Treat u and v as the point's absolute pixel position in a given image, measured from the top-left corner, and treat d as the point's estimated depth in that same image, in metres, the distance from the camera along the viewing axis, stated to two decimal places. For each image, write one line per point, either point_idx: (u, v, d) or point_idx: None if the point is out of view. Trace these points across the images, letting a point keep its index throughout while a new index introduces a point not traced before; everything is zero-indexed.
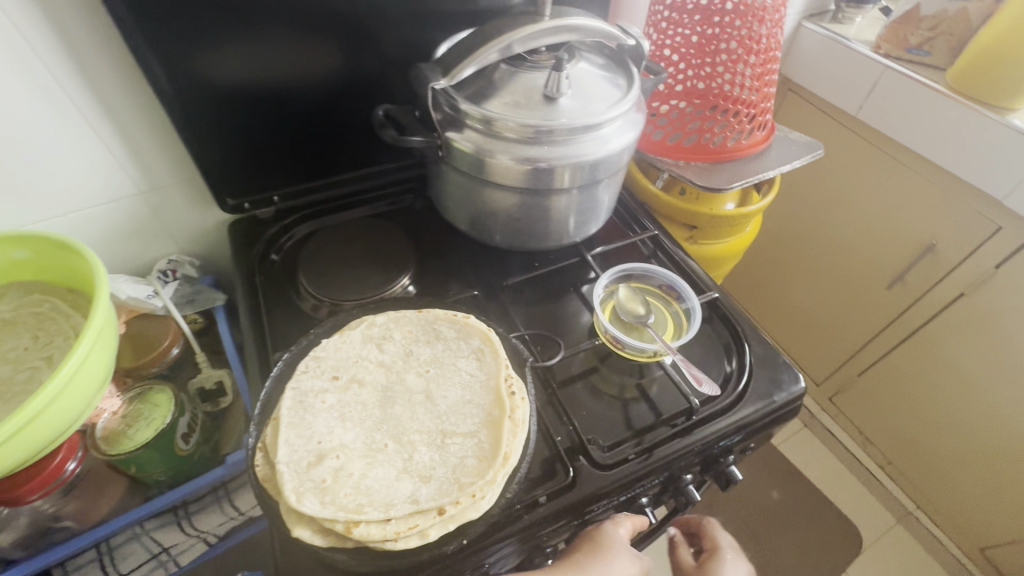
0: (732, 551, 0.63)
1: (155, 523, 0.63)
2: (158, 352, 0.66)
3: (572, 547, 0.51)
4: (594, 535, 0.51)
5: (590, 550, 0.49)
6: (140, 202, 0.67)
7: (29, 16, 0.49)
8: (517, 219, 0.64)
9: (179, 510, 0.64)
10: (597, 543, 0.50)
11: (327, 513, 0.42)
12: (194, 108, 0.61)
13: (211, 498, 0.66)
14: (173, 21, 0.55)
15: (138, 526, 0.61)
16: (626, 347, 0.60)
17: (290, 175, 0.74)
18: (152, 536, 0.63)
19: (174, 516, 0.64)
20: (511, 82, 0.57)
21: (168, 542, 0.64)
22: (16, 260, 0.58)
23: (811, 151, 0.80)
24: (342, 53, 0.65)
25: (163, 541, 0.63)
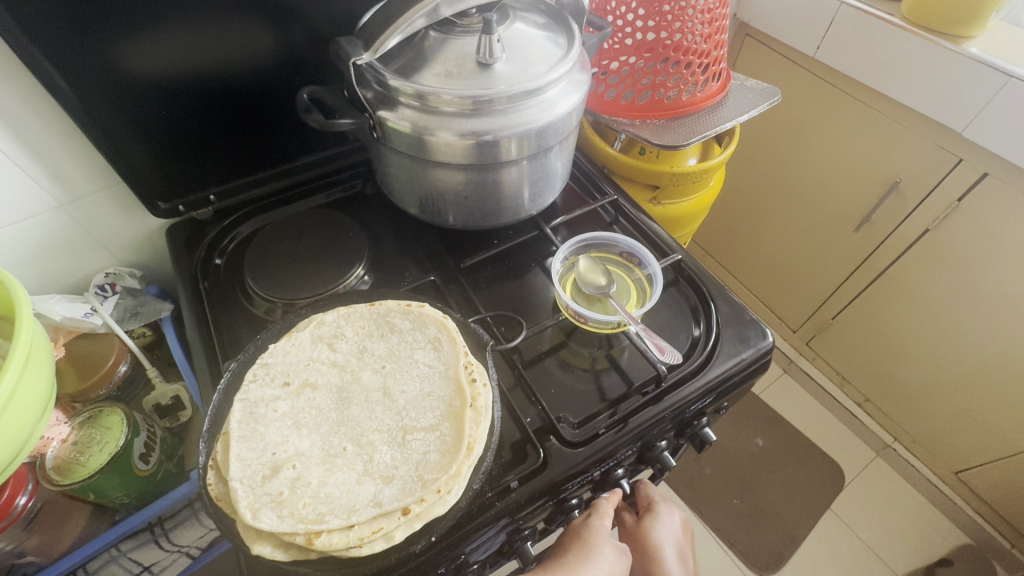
0: (664, 502, 0.64)
1: (132, 543, 0.61)
2: (105, 372, 0.63)
3: (562, 546, 0.54)
4: (581, 531, 0.54)
5: (580, 551, 0.52)
6: (62, 216, 0.62)
7: None
8: (467, 198, 0.61)
9: (156, 528, 0.63)
10: (586, 542, 0.53)
11: (287, 526, 0.40)
12: (104, 107, 0.56)
13: (187, 512, 0.64)
14: (64, 14, 0.49)
15: (113, 549, 0.60)
16: (589, 320, 0.58)
17: (226, 170, 0.69)
18: (130, 557, 0.61)
19: (151, 534, 0.62)
20: (442, 51, 0.53)
21: (147, 560, 0.63)
22: None
23: (769, 97, 0.78)
24: (264, 34, 0.60)
25: (142, 559, 0.62)
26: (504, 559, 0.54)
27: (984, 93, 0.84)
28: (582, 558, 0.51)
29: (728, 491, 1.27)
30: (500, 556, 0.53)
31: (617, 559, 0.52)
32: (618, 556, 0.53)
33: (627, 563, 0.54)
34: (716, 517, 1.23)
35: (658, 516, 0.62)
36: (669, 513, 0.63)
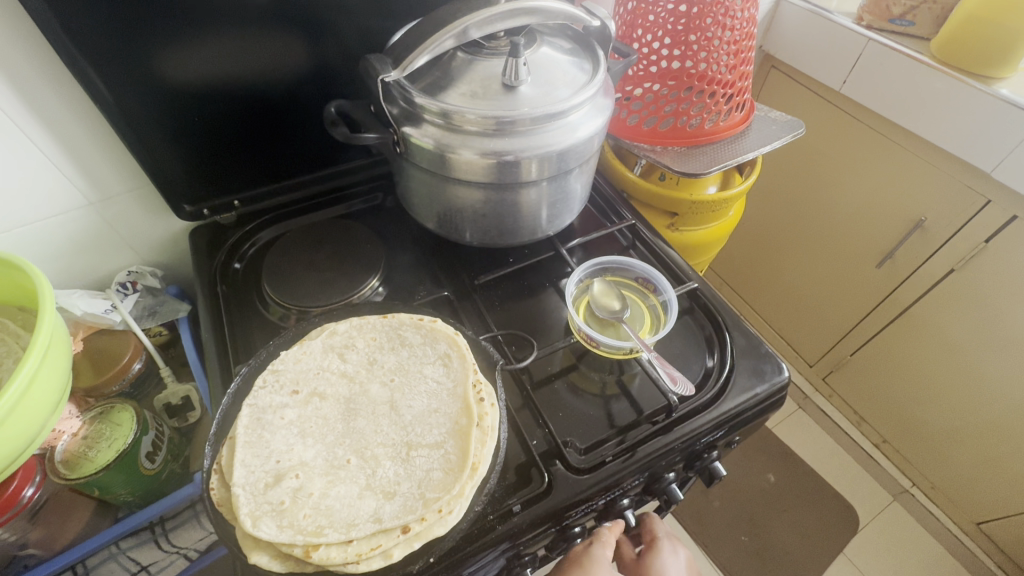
0: (669, 538, 0.62)
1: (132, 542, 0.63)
2: (118, 369, 0.62)
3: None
4: (580, 557, 0.53)
5: None
6: (92, 213, 0.64)
7: None
8: (485, 216, 0.61)
9: (157, 528, 0.64)
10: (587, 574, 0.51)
11: (285, 536, 0.40)
12: (138, 111, 0.58)
13: (188, 513, 0.66)
14: (108, 23, 0.51)
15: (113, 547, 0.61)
16: (601, 345, 0.57)
17: (253, 176, 0.70)
18: (129, 556, 0.63)
19: (151, 534, 0.64)
20: (469, 71, 0.53)
21: (146, 560, 0.65)
22: None
23: (792, 129, 0.77)
24: (297, 47, 0.62)
25: (141, 559, 0.64)
26: None
27: (1014, 135, 0.83)
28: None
29: (736, 527, 1.24)
30: None
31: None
32: None
33: None
34: (722, 554, 1.19)
35: (659, 551, 0.60)
36: (675, 551, 0.61)
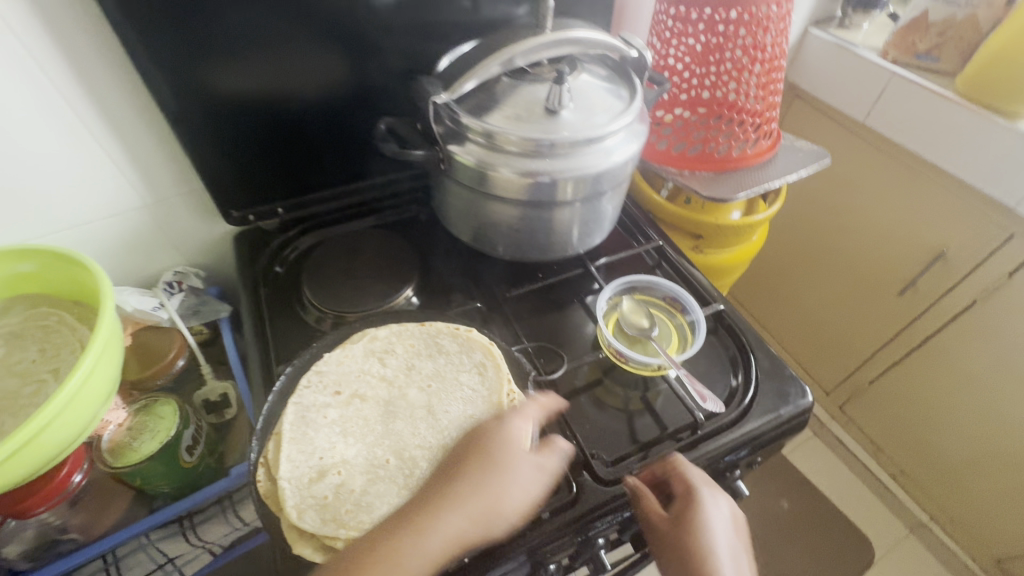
0: (707, 484, 0.50)
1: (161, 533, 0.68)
2: (163, 364, 0.65)
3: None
4: (477, 443, 0.45)
5: (472, 468, 0.43)
6: (146, 214, 0.67)
7: (45, 41, 0.51)
8: (519, 232, 0.64)
9: (184, 522, 0.68)
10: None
11: (328, 529, 0.42)
12: (198, 121, 0.62)
13: (214, 508, 0.70)
14: (179, 38, 0.55)
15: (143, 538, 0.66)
16: (629, 361, 0.59)
17: (296, 186, 0.74)
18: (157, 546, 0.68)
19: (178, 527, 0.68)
20: (513, 95, 0.56)
21: (172, 553, 0.69)
22: (22, 273, 0.60)
23: (817, 159, 0.79)
24: (346, 65, 0.66)
25: (167, 551, 0.68)
26: None
27: None
28: (511, 479, 0.43)
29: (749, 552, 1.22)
30: None
31: (534, 472, 0.44)
32: (531, 472, 0.44)
33: (547, 477, 0.45)
34: None
35: (703, 507, 0.48)
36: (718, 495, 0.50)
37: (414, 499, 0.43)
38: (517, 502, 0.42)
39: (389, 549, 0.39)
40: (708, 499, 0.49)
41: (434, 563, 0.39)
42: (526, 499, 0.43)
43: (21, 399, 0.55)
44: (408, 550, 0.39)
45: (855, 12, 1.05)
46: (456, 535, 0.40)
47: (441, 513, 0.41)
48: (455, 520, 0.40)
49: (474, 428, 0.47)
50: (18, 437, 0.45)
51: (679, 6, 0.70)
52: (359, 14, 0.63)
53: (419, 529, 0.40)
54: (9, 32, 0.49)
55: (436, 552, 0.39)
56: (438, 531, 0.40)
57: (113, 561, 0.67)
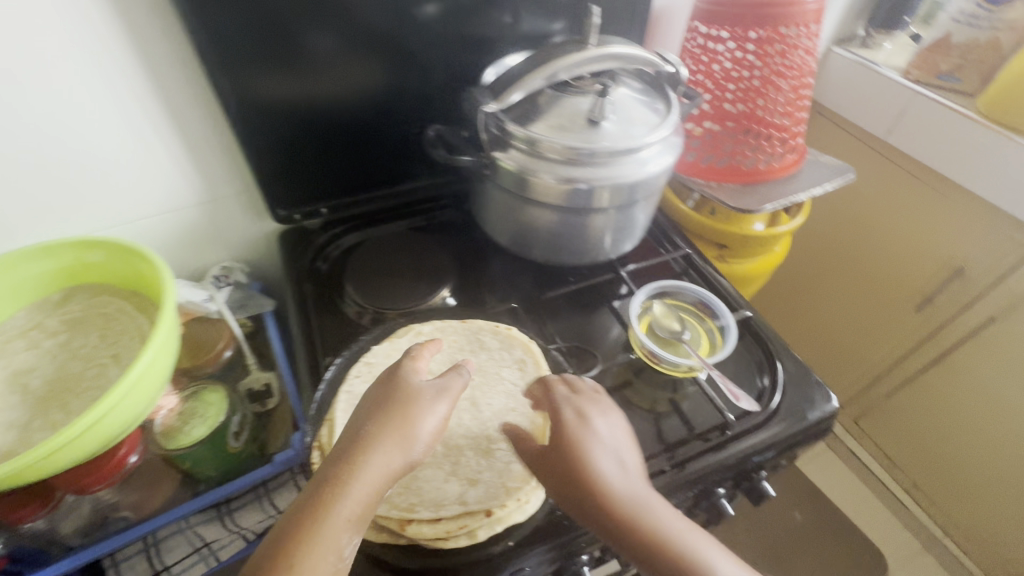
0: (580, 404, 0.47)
1: (200, 518, 0.73)
2: (213, 354, 0.68)
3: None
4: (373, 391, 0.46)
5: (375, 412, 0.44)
6: (199, 211, 0.71)
7: (124, 46, 0.55)
8: (554, 236, 0.66)
9: (222, 507, 0.74)
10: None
11: (382, 510, 0.45)
12: (255, 124, 0.65)
13: (250, 496, 0.75)
14: (244, 47, 0.59)
15: (184, 521, 0.72)
16: (662, 361, 0.61)
17: (338, 188, 0.77)
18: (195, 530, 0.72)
19: (217, 512, 0.74)
20: (557, 106, 0.59)
21: (208, 537, 0.73)
22: (89, 262, 0.64)
23: (841, 174, 0.81)
24: (395, 74, 0.69)
25: (204, 535, 0.73)
26: None
27: None
28: (423, 410, 0.44)
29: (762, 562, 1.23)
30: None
31: (439, 399, 0.46)
32: (433, 402, 0.45)
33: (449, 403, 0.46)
34: None
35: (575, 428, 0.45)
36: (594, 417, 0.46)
37: (327, 459, 0.41)
38: (434, 431, 0.44)
39: (317, 507, 0.38)
40: (575, 415, 0.45)
41: (367, 503, 0.40)
42: (441, 427, 0.45)
43: (84, 381, 0.58)
44: (335, 499, 0.38)
45: (877, 32, 1.08)
46: (383, 472, 0.41)
47: (362, 459, 0.41)
48: (379, 461, 0.41)
49: (377, 377, 0.47)
50: (81, 423, 0.49)
51: (711, 25, 0.72)
52: (404, 26, 0.66)
53: (338, 482, 0.39)
54: (90, 36, 0.53)
55: (363, 497, 0.40)
56: (362, 476, 0.40)
57: (153, 542, 0.72)
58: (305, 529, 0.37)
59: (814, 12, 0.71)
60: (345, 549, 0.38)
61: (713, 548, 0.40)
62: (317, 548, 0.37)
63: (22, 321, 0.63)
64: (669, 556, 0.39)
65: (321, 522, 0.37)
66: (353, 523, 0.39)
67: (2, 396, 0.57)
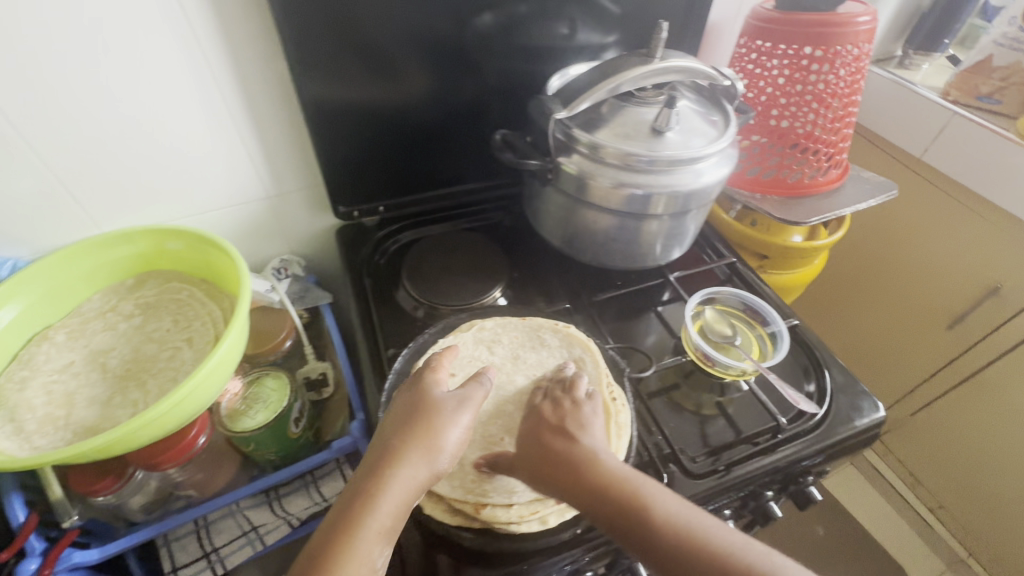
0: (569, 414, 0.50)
1: (250, 502, 0.75)
2: (275, 343, 0.71)
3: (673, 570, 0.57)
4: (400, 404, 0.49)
5: (404, 423, 0.47)
6: (265, 205, 0.74)
7: (211, 45, 0.58)
8: (608, 240, 0.69)
9: (271, 493, 0.75)
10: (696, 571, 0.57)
11: (458, 494, 0.50)
12: (326, 123, 0.68)
13: (299, 483, 0.76)
14: (321, 50, 0.62)
15: (234, 504, 0.74)
16: (717, 364, 0.63)
17: (396, 188, 0.80)
18: (244, 514, 0.74)
19: (266, 497, 0.75)
20: (620, 115, 0.62)
21: (256, 521, 0.74)
22: (169, 250, 0.67)
23: (885, 191, 0.83)
24: (458, 79, 0.72)
25: (252, 519, 0.74)
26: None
27: None
28: (446, 423, 0.47)
29: None
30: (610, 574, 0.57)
31: (463, 410, 0.49)
32: (457, 412, 0.48)
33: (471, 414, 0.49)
34: None
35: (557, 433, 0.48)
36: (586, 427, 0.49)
37: (355, 477, 0.44)
38: (458, 442, 0.47)
39: (349, 521, 0.40)
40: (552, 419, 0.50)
41: (396, 515, 0.42)
42: (466, 437, 0.48)
43: (158, 362, 0.61)
44: (364, 513, 0.41)
45: (915, 53, 1.10)
46: (411, 484, 0.44)
47: (391, 472, 0.43)
48: (406, 474, 0.44)
49: (402, 394, 0.51)
50: (168, 401, 0.51)
51: (764, 40, 0.75)
52: (467, 35, 0.68)
53: (366, 496, 0.42)
54: (183, 36, 0.56)
55: (392, 508, 0.42)
56: (390, 489, 0.43)
57: (205, 524, 0.73)
58: (336, 544, 0.39)
59: (866, 32, 0.72)
60: (377, 561, 0.40)
61: (663, 492, 0.42)
62: (350, 559, 0.39)
63: (97, 304, 0.66)
64: (620, 504, 0.42)
65: (352, 536, 0.40)
66: (382, 536, 0.41)
67: (81, 372, 0.60)
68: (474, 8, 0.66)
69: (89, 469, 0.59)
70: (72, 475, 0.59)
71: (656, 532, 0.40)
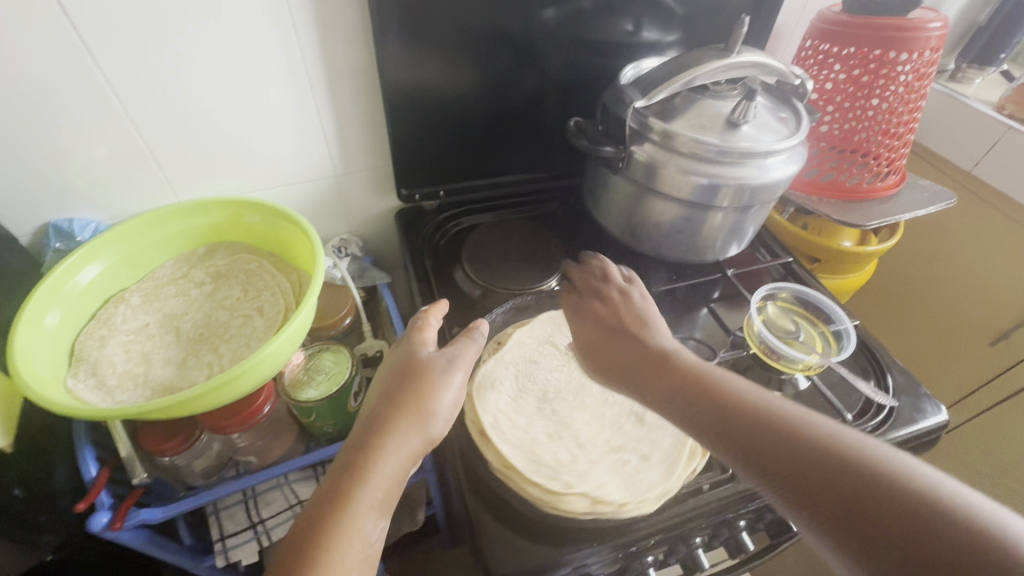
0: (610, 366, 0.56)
1: (298, 476, 0.75)
2: (336, 319, 0.72)
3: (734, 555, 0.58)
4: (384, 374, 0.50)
5: (385, 394, 0.47)
6: (331, 183, 0.76)
7: (295, 23, 0.59)
8: (670, 230, 0.69)
9: (318, 468, 0.76)
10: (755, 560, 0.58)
11: (536, 489, 0.50)
12: (399, 105, 0.69)
13: None
14: (395, 34, 0.63)
15: (282, 477, 0.74)
16: (781, 357, 0.64)
17: (458, 173, 0.81)
18: (291, 487, 0.75)
19: (313, 472, 0.76)
20: (696, 107, 0.63)
21: (302, 496, 0.75)
22: (248, 223, 0.68)
23: (943, 199, 0.82)
24: (523, 69, 0.73)
25: (299, 493, 0.74)
26: (665, 565, 0.57)
27: None
28: (434, 386, 0.47)
29: None
30: (667, 562, 0.57)
31: (447, 370, 0.49)
32: (441, 371, 0.48)
33: (457, 371, 0.49)
34: None
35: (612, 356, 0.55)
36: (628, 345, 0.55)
37: (345, 451, 0.44)
38: (450, 403, 0.47)
39: (339, 496, 0.40)
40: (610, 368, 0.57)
41: (391, 486, 0.42)
42: (459, 398, 0.48)
43: (230, 329, 0.62)
44: (357, 485, 0.41)
45: (969, 67, 1.10)
46: (404, 452, 0.44)
47: (378, 444, 0.44)
48: (398, 443, 0.44)
49: (390, 360, 0.51)
50: (243, 365, 0.52)
51: (832, 43, 0.76)
52: (533, 26, 0.69)
53: (359, 466, 0.42)
54: (270, 12, 0.57)
55: (386, 479, 0.43)
56: (382, 458, 0.43)
57: (252, 495, 0.74)
58: (330, 517, 0.39)
59: (938, 38, 0.71)
60: (373, 534, 0.40)
61: (736, 379, 0.46)
62: (346, 532, 0.39)
63: (169, 271, 0.68)
64: (673, 381, 0.49)
65: (346, 507, 0.40)
66: (378, 506, 0.41)
67: (157, 335, 0.61)
68: (539, 2, 0.67)
69: (159, 430, 0.61)
70: (144, 435, 0.60)
71: (730, 408, 0.44)
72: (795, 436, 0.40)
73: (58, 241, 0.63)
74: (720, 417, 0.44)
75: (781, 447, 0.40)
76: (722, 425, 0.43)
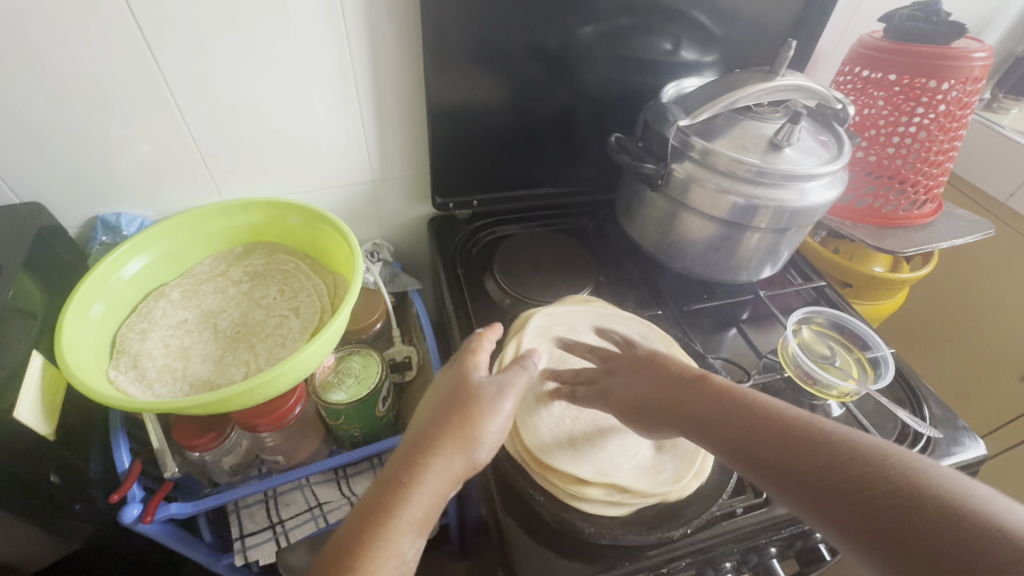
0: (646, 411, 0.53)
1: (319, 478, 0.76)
2: (367, 323, 0.73)
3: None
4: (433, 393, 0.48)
5: (433, 415, 0.45)
6: (367, 189, 0.77)
7: (344, 32, 0.60)
8: (705, 249, 0.69)
9: (339, 471, 0.76)
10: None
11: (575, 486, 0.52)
12: (439, 114, 0.70)
13: (365, 464, 0.77)
14: (437, 47, 0.64)
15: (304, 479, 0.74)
16: (818, 382, 0.63)
17: (492, 184, 0.82)
18: (312, 489, 0.75)
19: (335, 475, 0.76)
20: (739, 128, 0.63)
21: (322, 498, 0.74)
22: (291, 226, 0.69)
23: (981, 229, 0.81)
24: (561, 84, 0.74)
25: (319, 495, 0.74)
26: None
27: None
28: (485, 412, 0.45)
29: None
30: None
31: (499, 399, 0.46)
32: (491, 398, 0.46)
33: (508, 400, 0.47)
34: None
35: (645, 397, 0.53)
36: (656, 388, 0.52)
37: (387, 466, 0.43)
38: (497, 431, 0.45)
39: (380, 512, 0.39)
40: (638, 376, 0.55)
41: (431, 506, 0.41)
42: (507, 427, 0.46)
43: (267, 327, 0.63)
44: (400, 503, 0.40)
45: (1005, 97, 1.09)
46: (446, 476, 0.42)
47: (421, 463, 0.42)
48: (441, 464, 0.42)
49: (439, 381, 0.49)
50: (281, 366, 0.52)
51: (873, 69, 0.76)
52: (573, 43, 0.70)
53: (399, 483, 0.41)
54: (321, 20, 0.59)
55: (426, 499, 0.41)
56: (423, 477, 0.41)
57: (273, 495, 0.75)
58: (370, 533, 0.38)
59: (981, 68, 0.71)
60: (408, 552, 0.39)
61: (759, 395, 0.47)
62: (385, 547, 0.38)
63: (208, 269, 0.69)
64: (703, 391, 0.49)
65: (386, 524, 0.39)
66: (415, 526, 0.40)
67: (195, 330, 0.62)
68: (579, 19, 0.68)
69: (191, 424, 0.61)
70: (177, 428, 0.61)
71: (758, 424, 0.44)
72: (820, 450, 0.40)
73: (105, 235, 0.65)
74: (741, 425, 0.45)
75: (819, 468, 0.39)
76: (745, 442, 0.44)
